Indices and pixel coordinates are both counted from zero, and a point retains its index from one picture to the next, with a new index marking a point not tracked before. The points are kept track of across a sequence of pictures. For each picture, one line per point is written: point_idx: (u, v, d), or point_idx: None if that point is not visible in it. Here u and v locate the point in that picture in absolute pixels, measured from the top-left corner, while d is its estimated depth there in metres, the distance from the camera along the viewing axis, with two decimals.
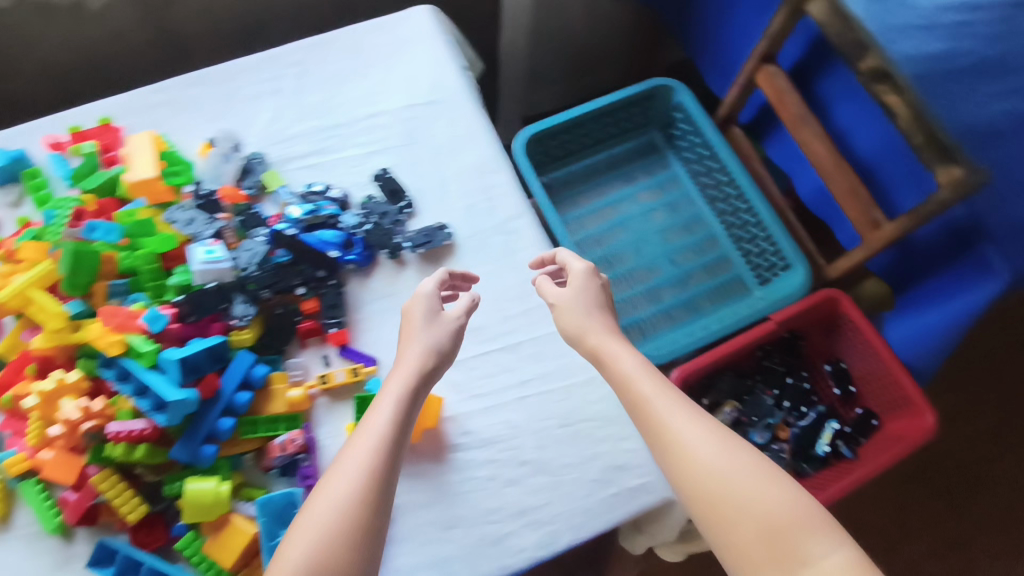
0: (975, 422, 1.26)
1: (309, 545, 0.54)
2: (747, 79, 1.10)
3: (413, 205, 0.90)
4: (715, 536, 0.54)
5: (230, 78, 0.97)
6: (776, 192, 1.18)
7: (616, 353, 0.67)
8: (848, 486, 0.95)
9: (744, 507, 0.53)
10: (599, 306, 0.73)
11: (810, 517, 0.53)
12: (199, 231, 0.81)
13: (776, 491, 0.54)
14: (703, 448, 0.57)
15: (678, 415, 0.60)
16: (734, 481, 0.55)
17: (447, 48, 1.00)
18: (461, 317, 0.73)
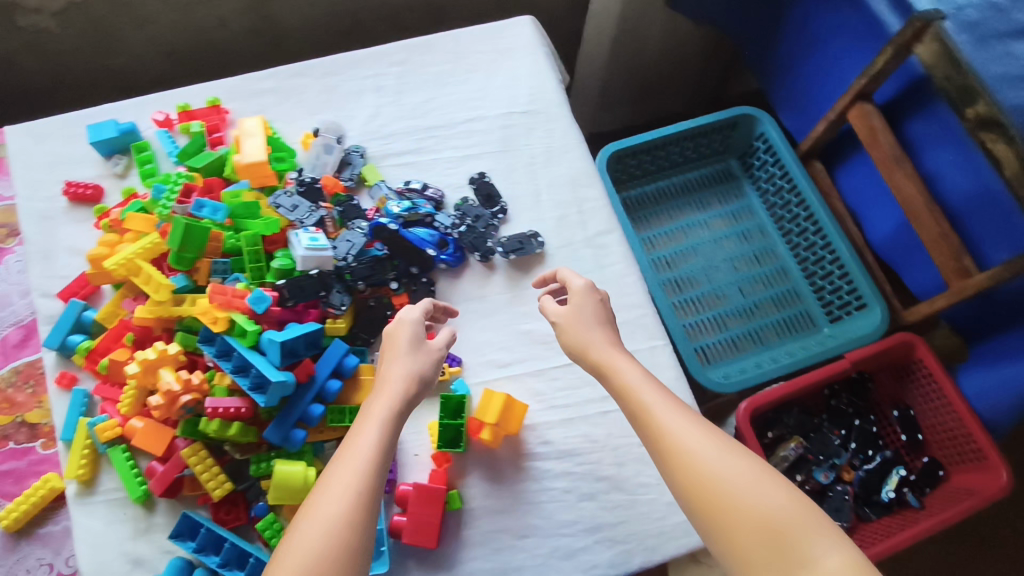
0: None
1: (318, 519, 0.56)
2: (838, 115, 1.10)
3: (506, 211, 0.91)
4: (715, 540, 0.56)
5: (334, 72, 0.99)
6: (855, 230, 1.16)
7: (619, 365, 0.69)
8: (914, 536, 0.92)
9: (741, 511, 0.55)
10: (601, 322, 0.74)
11: (808, 520, 0.55)
12: (302, 218, 0.83)
13: (772, 495, 0.56)
14: (705, 453, 0.59)
15: (680, 423, 0.61)
16: (733, 485, 0.56)
17: (547, 62, 1.02)
18: (443, 349, 0.72)
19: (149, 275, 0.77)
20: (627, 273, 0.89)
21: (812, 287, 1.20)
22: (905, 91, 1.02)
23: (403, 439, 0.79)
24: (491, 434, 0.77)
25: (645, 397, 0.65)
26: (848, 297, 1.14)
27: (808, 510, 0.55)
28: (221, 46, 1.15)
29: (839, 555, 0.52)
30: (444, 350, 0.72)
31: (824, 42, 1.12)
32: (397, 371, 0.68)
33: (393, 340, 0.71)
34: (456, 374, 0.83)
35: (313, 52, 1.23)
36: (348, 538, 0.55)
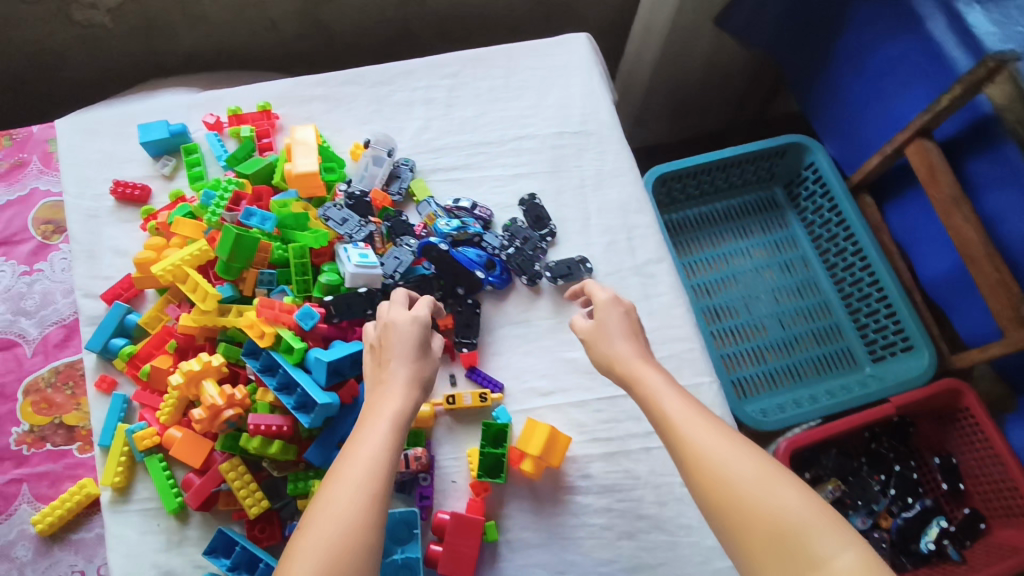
0: None
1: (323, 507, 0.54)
2: (895, 149, 1.07)
3: (554, 234, 0.90)
4: (729, 540, 0.53)
5: (385, 81, 0.98)
6: (904, 269, 1.13)
7: (641, 370, 0.67)
8: None
9: (747, 510, 0.53)
10: (630, 333, 0.72)
11: (819, 519, 0.51)
12: (353, 232, 0.82)
13: (786, 495, 0.53)
14: (715, 454, 0.56)
15: (697, 424, 0.60)
16: (740, 483, 0.54)
17: (601, 81, 1.00)
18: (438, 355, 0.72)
19: (196, 283, 0.76)
20: (675, 304, 0.87)
21: (855, 324, 1.17)
22: (967, 130, 0.99)
23: (441, 464, 0.78)
24: (533, 466, 0.76)
25: (662, 400, 0.63)
26: (893, 337, 1.11)
27: (820, 510, 0.52)
28: (269, 48, 1.15)
29: (851, 555, 0.49)
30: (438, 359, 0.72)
31: (883, 74, 1.09)
32: (395, 376, 0.66)
33: (386, 343, 0.68)
34: (499, 401, 0.81)
35: (359, 58, 1.22)
36: (352, 530, 0.52)
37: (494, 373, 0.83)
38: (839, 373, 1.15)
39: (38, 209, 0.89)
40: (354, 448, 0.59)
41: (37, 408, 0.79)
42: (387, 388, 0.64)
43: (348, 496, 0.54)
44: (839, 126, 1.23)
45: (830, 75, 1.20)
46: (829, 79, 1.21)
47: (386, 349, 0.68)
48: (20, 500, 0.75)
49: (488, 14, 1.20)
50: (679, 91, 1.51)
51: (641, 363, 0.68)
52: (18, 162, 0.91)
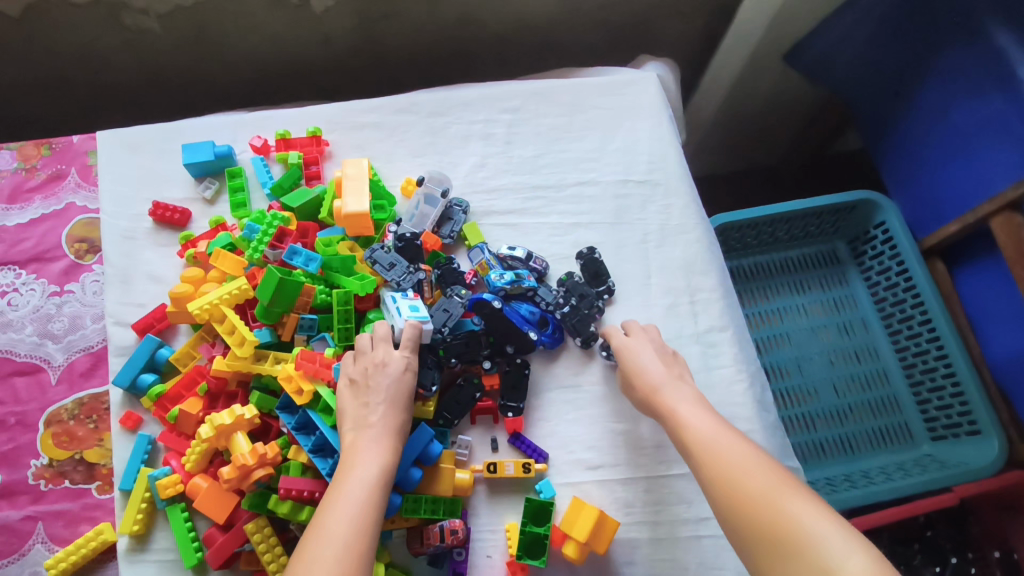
0: None
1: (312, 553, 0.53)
2: (979, 217, 0.99)
3: (612, 291, 0.85)
4: (742, 545, 0.54)
5: (441, 113, 0.94)
6: (973, 342, 1.06)
7: (669, 391, 0.69)
8: None
9: (757, 519, 0.53)
10: (665, 359, 0.73)
11: (832, 528, 0.51)
12: (399, 281, 0.78)
13: (792, 502, 0.53)
14: (729, 469, 0.58)
15: (716, 436, 0.61)
16: (751, 495, 0.55)
17: (671, 127, 0.95)
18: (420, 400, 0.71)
19: (234, 326, 0.72)
20: (737, 379, 0.82)
21: (915, 397, 1.10)
22: None
23: (476, 536, 0.73)
24: (577, 551, 0.70)
25: (683, 422, 0.65)
26: (957, 418, 1.03)
27: (830, 519, 0.52)
28: (320, 62, 1.10)
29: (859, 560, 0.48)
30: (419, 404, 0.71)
31: (971, 135, 1.02)
32: (379, 423, 0.64)
33: (376, 383, 0.66)
34: (542, 472, 0.76)
35: (410, 77, 1.17)
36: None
37: (539, 440, 0.78)
38: (894, 449, 1.07)
39: (72, 225, 0.85)
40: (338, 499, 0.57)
41: (58, 441, 0.75)
42: (368, 436, 0.63)
43: (329, 550, 0.52)
44: (915, 183, 1.16)
45: (907, 129, 1.13)
46: (905, 133, 1.14)
47: (367, 390, 0.66)
48: (33, 539, 0.72)
49: (548, 41, 1.15)
50: (736, 127, 1.44)
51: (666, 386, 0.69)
52: (56, 174, 0.87)
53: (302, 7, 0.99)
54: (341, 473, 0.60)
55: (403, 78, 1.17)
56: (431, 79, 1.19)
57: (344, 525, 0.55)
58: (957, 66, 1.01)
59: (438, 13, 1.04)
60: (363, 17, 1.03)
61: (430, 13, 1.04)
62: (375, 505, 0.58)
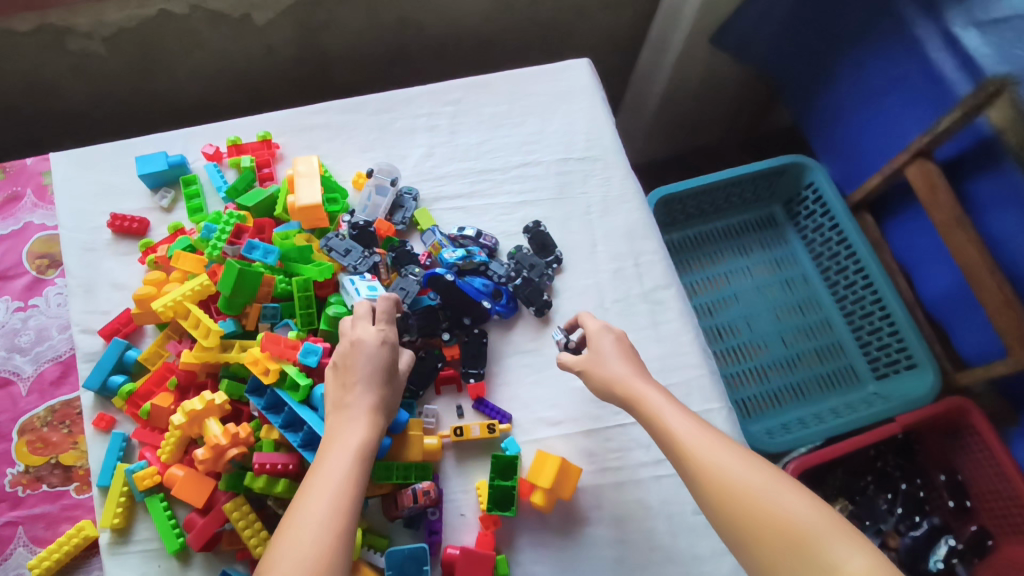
0: None
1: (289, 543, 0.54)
2: (895, 168, 1.07)
3: (560, 260, 0.90)
4: (738, 544, 0.54)
5: (386, 109, 0.99)
6: (904, 285, 1.13)
7: (642, 390, 0.67)
8: None
9: (755, 523, 0.53)
10: (625, 353, 0.72)
11: (826, 522, 0.51)
12: (355, 264, 0.82)
13: (790, 500, 0.53)
14: (720, 469, 0.57)
15: (702, 436, 0.60)
16: (750, 496, 0.54)
17: (604, 107, 1.01)
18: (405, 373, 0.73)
19: (198, 319, 0.75)
20: (684, 330, 0.87)
21: (857, 341, 1.16)
22: (969, 150, 0.99)
23: (449, 497, 0.77)
24: (543, 498, 0.74)
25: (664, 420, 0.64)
26: (895, 354, 1.10)
27: (830, 519, 0.52)
28: (267, 73, 1.14)
29: (863, 560, 0.48)
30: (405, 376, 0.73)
31: (880, 93, 1.10)
32: (357, 404, 0.66)
33: (352, 364, 0.68)
34: (507, 431, 0.80)
35: (357, 83, 1.22)
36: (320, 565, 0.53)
37: (502, 403, 0.82)
38: (842, 391, 1.14)
39: (33, 243, 0.87)
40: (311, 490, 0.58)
41: (33, 448, 0.77)
42: (348, 415, 0.65)
43: (307, 538, 0.54)
44: (839, 145, 1.24)
45: (826, 94, 1.21)
46: (824, 98, 1.22)
47: (348, 371, 0.68)
48: (15, 543, 0.73)
49: (484, 39, 1.21)
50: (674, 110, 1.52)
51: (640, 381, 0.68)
52: (12, 196, 0.89)
53: (244, 21, 1.03)
54: (316, 464, 0.61)
55: (350, 84, 1.22)
56: (377, 84, 1.23)
57: (325, 504, 0.57)
58: (861, 31, 1.09)
59: (377, 17, 1.10)
60: (304, 27, 1.07)
61: (369, 18, 1.10)
62: (352, 492, 0.59)
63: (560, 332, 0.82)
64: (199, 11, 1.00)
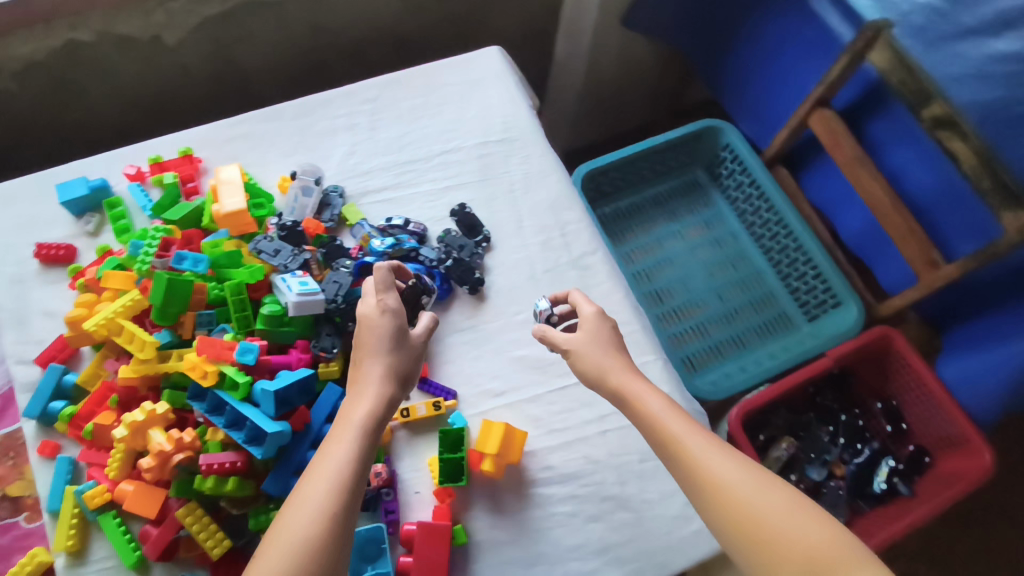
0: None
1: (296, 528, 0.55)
2: (799, 121, 1.13)
3: (489, 239, 0.93)
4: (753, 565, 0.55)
5: (305, 113, 1.00)
6: (823, 229, 1.19)
7: (640, 394, 0.67)
8: (897, 533, 0.95)
9: (773, 551, 0.54)
10: (615, 347, 0.72)
11: (845, 550, 0.53)
12: (285, 263, 0.83)
13: (807, 527, 0.54)
14: (735, 493, 0.57)
15: (712, 455, 0.60)
16: (766, 523, 0.55)
17: (517, 90, 1.04)
18: (422, 340, 0.72)
19: (132, 334, 0.76)
20: (613, 290, 0.91)
21: (787, 288, 1.22)
22: (862, 95, 1.06)
23: (402, 477, 0.79)
24: (492, 465, 0.77)
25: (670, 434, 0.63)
26: (822, 296, 1.16)
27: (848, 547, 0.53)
28: (187, 92, 1.16)
29: None
30: (422, 344, 0.72)
31: (780, 52, 1.16)
32: (368, 377, 0.67)
33: (363, 341, 0.69)
34: (454, 407, 0.82)
35: (280, 92, 1.24)
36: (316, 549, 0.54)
37: (447, 380, 0.84)
38: (778, 336, 1.19)
39: None
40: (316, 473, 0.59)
41: None
42: (360, 389, 0.66)
43: (303, 525, 0.55)
44: (750, 106, 1.30)
45: (731, 59, 1.27)
46: (730, 63, 1.28)
47: (362, 347, 0.69)
48: None
49: (397, 38, 1.24)
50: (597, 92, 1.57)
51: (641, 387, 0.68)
52: None
53: (155, 43, 1.04)
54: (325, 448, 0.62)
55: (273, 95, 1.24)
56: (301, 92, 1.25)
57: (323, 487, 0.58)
58: None
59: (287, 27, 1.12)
60: (217, 42, 1.09)
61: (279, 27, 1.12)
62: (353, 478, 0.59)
63: (546, 302, 0.83)
64: (107, 36, 1.01)
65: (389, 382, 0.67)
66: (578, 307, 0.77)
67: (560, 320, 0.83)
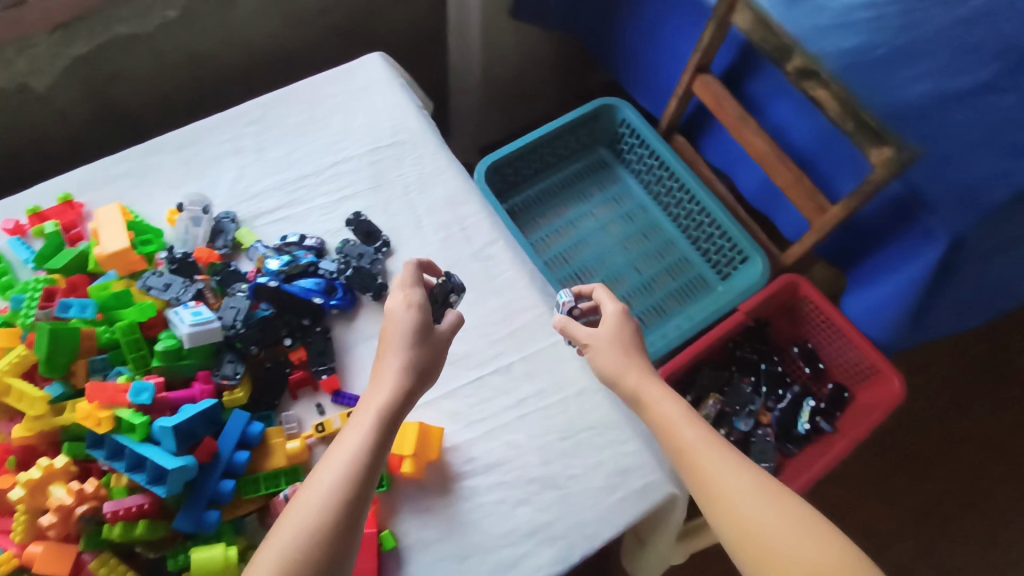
0: (938, 386, 1.34)
1: (299, 523, 0.56)
2: (684, 89, 1.16)
3: (389, 243, 0.93)
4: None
5: (189, 143, 0.99)
6: (723, 189, 1.23)
7: (656, 397, 0.67)
8: (812, 477, 0.99)
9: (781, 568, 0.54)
10: (634, 347, 0.73)
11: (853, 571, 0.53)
12: (178, 295, 0.82)
13: (812, 548, 0.54)
14: (744, 508, 0.57)
15: (724, 466, 0.60)
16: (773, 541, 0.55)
17: (403, 92, 1.05)
18: (447, 334, 0.72)
19: (20, 392, 0.73)
20: (518, 276, 0.92)
21: (699, 251, 1.26)
22: (737, 57, 1.09)
23: None
24: (412, 466, 0.77)
25: (683, 442, 0.63)
26: (731, 253, 1.20)
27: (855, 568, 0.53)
28: (69, 135, 1.13)
29: None
30: (447, 336, 0.72)
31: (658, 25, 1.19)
32: (387, 368, 0.67)
33: (387, 334, 0.69)
34: None
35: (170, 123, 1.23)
36: (313, 544, 0.55)
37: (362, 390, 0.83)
38: (696, 299, 1.23)
39: None
40: (321, 471, 0.60)
41: None
42: (379, 379, 0.66)
43: (302, 520, 0.56)
44: (641, 81, 1.33)
45: (616, 38, 1.30)
46: (616, 42, 1.31)
47: (385, 339, 0.69)
48: None
49: (281, 54, 1.24)
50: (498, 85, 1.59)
51: (653, 387, 0.68)
52: None
53: (24, 90, 1.03)
54: (336, 442, 0.62)
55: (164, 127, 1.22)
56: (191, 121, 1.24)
57: (327, 484, 0.58)
58: None
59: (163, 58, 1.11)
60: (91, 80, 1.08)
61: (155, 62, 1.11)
62: (354, 483, 0.59)
63: (568, 296, 0.84)
64: None
65: (409, 376, 0.66)
66: (601, 305, 0.78)
67: (583, 315, 0.83)
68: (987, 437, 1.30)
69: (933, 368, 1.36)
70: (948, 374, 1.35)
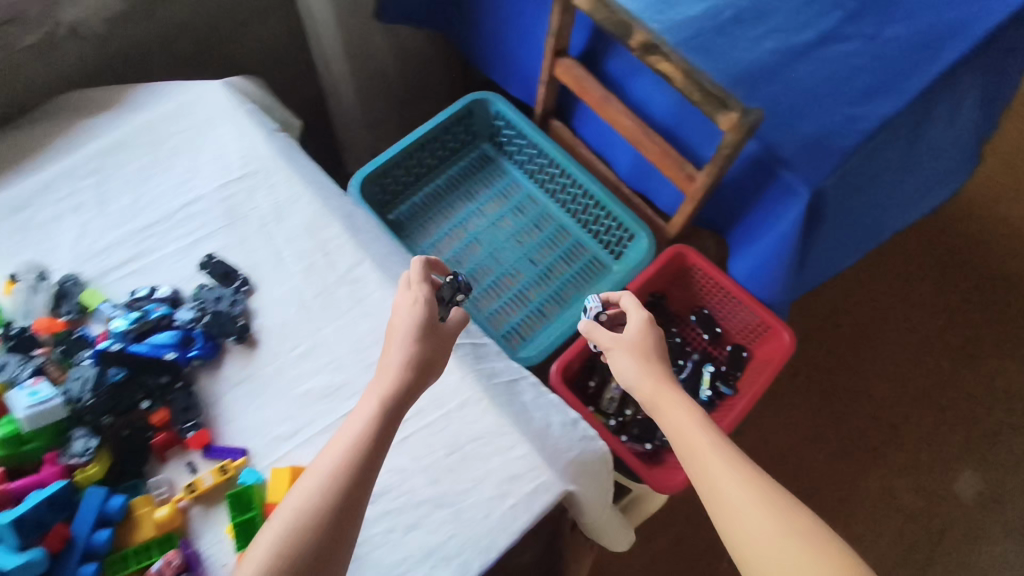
0: (834, 327, 1.40)
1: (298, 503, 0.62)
2: (547, 75, 1.14)
3: (249, 281, 0.89)
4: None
5: (23, 207, 0.93)
6: (604, 169, 1.22)
7: (671, 399, 0.71)
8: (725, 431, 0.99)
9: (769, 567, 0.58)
10: (656, 352, 0.77)
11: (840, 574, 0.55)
12: (14, 374, 0.79)
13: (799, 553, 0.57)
14: (740, 508, 0.61)
15: (727, 471, 0.63)
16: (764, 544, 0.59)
17: (251, 119, 1.01)
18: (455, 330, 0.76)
19: None
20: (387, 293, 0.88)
21: (591, 234, 1.25)
22: (591, 37, 1.08)
23: (205, 555, 0.73)
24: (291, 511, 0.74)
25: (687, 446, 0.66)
26: (619, 232, 1.20)
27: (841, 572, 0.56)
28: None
29: None
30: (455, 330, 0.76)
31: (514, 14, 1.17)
32: (390, 362, 0.71)
33: (393, 327, 0.74)
34: (244, 466, 0.77)
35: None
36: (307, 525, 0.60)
37: (235, 441, 0.79)
38: (594, 282, 1.22)
39: None
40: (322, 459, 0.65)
41: None
42: (382, 372, 0.71)
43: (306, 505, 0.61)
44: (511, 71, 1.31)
45: (477, 30, 1.27)
46: (479, 35, 1.28)
47: (392, 330, 0.74)
48: None
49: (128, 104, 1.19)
50: None
51: (663, 392, 0.72)
52: None
53: None
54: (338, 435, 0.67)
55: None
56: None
57: (327, 474, 0.63)
58: None
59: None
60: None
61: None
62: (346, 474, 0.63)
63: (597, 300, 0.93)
64: None
65: (410, 370, 0.70)
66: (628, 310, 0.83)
67: (608, 318, 0.93)
68: (886, 369, 1.37)
69: (828, 311, 1.42)
70: (842, 315, 1.41)
